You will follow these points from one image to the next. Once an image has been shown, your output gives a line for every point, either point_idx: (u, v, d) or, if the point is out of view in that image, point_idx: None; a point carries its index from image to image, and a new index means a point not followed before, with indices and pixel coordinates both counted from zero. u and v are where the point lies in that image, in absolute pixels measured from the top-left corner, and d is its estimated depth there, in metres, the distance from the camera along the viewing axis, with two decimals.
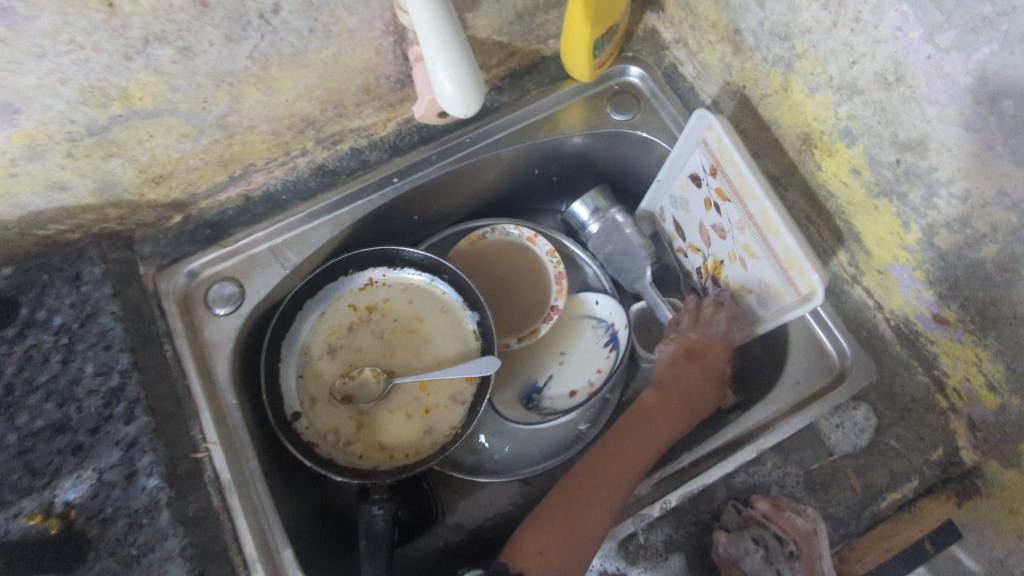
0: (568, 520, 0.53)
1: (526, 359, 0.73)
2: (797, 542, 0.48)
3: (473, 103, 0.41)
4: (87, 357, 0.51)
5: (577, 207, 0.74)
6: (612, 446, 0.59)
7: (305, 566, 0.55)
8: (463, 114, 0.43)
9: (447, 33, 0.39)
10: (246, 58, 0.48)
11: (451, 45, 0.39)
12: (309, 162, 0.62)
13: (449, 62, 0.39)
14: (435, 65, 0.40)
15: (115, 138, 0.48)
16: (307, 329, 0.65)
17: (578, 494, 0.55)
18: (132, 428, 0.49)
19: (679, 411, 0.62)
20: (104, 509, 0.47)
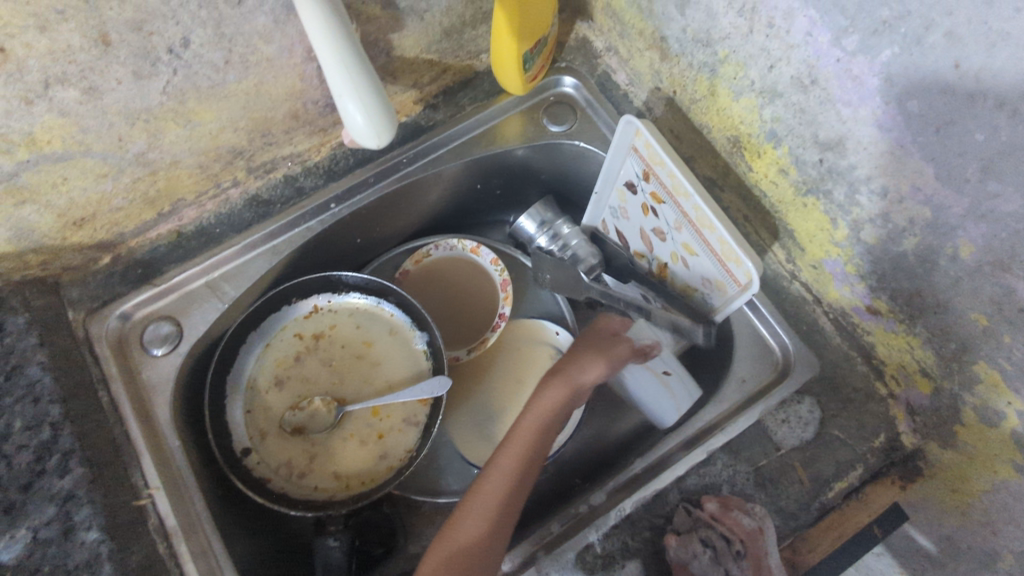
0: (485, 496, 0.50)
1: (483, 375, 0.72)
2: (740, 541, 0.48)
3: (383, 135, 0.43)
4: (14, 412, 0.48)
5: (524, 222, 0.74)
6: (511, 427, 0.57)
7: None
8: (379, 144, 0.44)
9: (352, 63, 0.40)
10: (159, 94, 0.47)
11: (357, 77, 0.40)
12: (242, 193, 0.61)
13: (354, 96, 0.40)
14: (345, 100, 0.41)
15: (26, 183, 0.47)
16: (253, 362, 0.63)
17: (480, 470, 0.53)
18: (67, 481, 0.47)
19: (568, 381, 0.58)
20: (41, 568, 0.43)
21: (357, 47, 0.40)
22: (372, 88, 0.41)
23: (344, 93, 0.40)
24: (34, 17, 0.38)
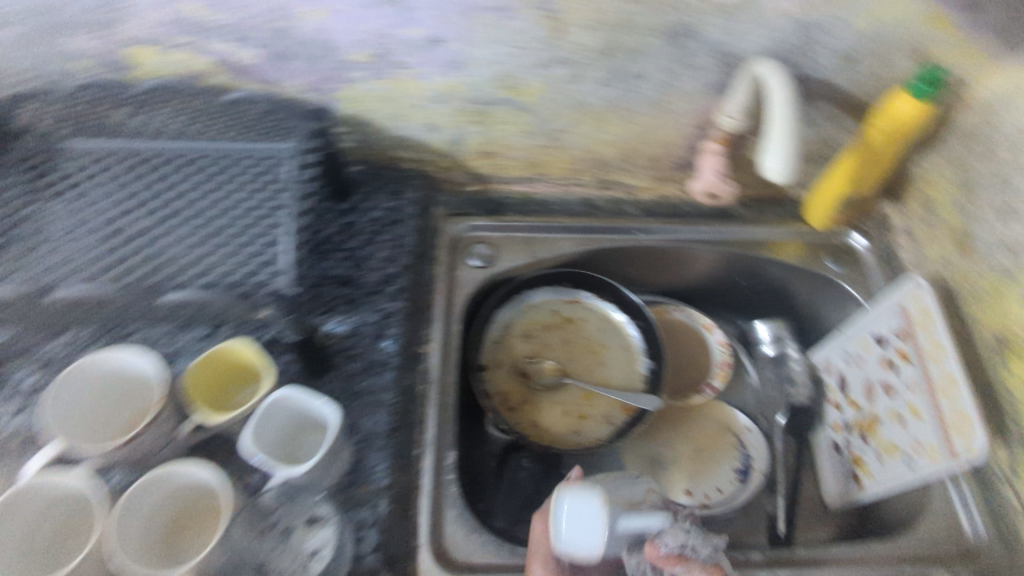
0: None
1: (674, 422, 0.81)
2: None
3: (786, 176, 0.60)
4: (383, 245, 0.69)
5: (760, 327, 0.88)
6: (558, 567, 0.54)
7: (460, 475, 0.64)
8: (782, 181, 0.60)
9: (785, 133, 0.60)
10: (603, 99, 0.68)
11: (788, 143, 0.59)
12: (582, 193, 0.81)
13: (781, 152, 0.59)
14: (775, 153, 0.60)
15: (490, 112, 0.68)
16: (517, 310, 0.78)
17: None
18: (391, 306, 0.65)
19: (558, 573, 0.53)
20: (351, 349, 0.62)
21: (794, 128, 0.60)
22: (793, 154, 0.60)
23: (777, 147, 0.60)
24: (590, 22, 0.59)
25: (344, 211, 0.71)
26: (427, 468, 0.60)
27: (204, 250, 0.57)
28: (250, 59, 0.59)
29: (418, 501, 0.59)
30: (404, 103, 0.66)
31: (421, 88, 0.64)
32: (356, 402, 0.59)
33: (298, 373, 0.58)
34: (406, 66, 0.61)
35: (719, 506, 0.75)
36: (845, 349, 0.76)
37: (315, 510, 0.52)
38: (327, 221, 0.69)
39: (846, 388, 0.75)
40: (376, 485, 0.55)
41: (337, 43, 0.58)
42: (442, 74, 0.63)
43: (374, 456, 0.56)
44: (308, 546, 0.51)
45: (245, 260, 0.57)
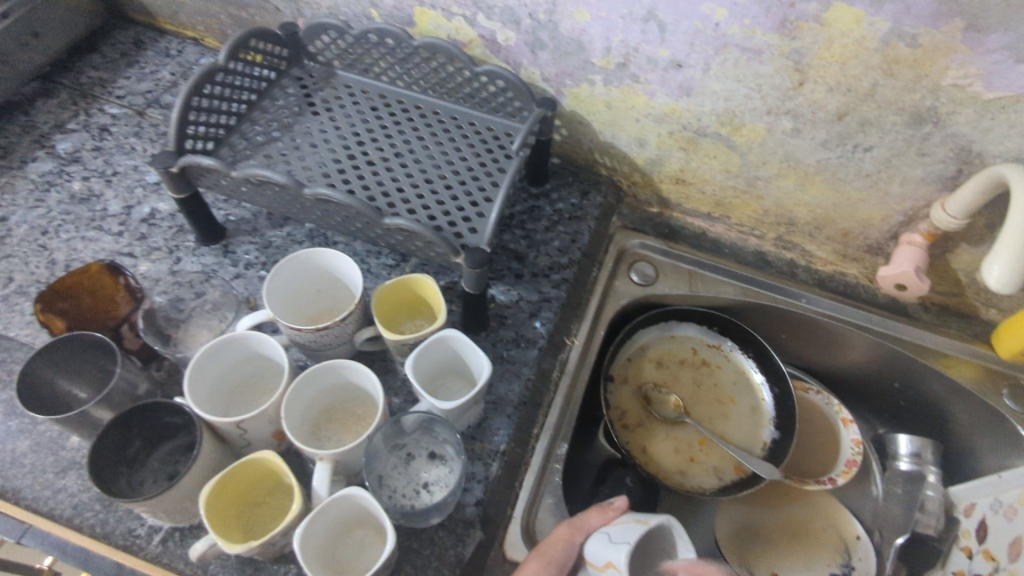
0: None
1: (781, 501, 0.78)
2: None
3: (1005, 284, 0.55)
4: (560, 236, 0.74)
5: (901, 439, 0.78)
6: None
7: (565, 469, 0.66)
8: (999, 288, 0.56)
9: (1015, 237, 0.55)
10: (816, 160, 0.68)
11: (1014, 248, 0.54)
12: (757, 246, 0.80)
13: (1004, 257, 0.55)
14: (996, 256, 0.55)
15: (700, 143, 0.71)
16: (658, 337, 0.79)
17: None
18: (551, 292, 0.69)
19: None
20: (506, 318, 0.66)
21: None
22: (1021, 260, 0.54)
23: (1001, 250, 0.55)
24: (832, 84, 0.60)
25: (536, 197, 0.77)
26: (540, 448, 0.62)
27: (427, 186, 0.63)
28: (508, 41, 0.68)
29: (523, 476, 0.61)
30: (624, 113, 0.71)
31: (645, 104, 0.69)
32: (498, 365, 0.63)
33: (459, 324, 0.64)
34: (640, 80, 0.67)
35: None
36: (1003, 493, 0.67)
37: (438, 447, 0.56)
38: (519, 203, 0.77)
39: (985, 536, 0.66)
40: (494, 446, 0.58)
41: (590, 46, 0.65)
42: (670, 97, 0.67)
43: (497, 421, 0.60)
44: (423, 477, 0.54)
45: (459, 202, 0.62)
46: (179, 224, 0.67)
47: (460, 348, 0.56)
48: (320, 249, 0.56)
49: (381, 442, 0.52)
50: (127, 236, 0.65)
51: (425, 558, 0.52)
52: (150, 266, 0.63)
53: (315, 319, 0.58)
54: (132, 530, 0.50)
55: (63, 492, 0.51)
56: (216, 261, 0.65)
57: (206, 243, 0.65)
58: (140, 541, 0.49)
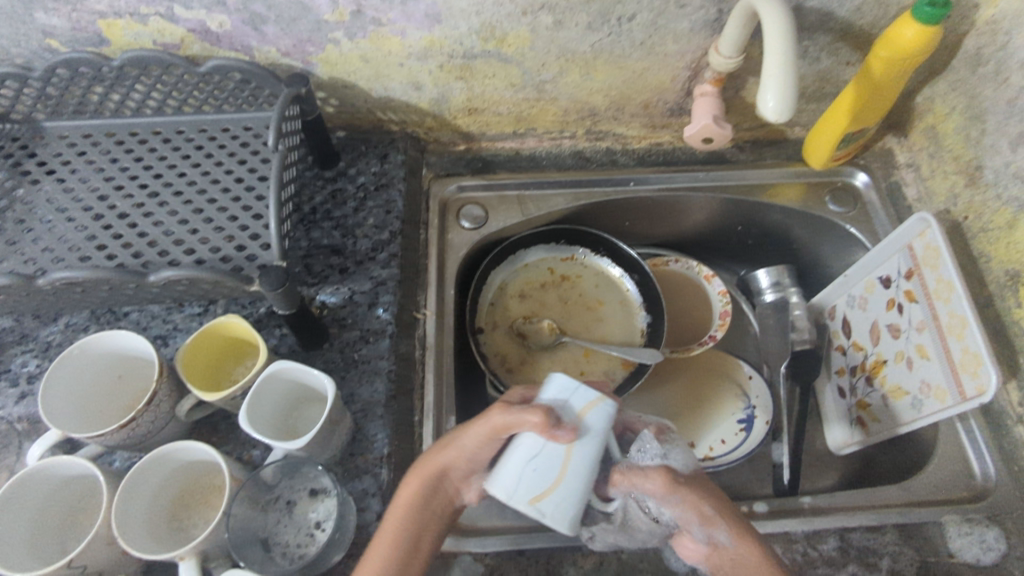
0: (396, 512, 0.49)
1: (678, 373, 0.81)
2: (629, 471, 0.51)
3: (777, 114, 0.54)
4: (372, 211, 0.69)
5: (761, 274, 0.83)
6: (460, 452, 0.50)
7: None
8: (774, 119, 0.55)
9: (772, 60, 0.54)
10: (589, 44, 0.65)
11: (772, 74, 0.54)
12: (572, 145, 0.79)
13: (768, 83, 0.54)
14: (764, 88, 0.55)
15: (473, 66, 0.67)
16: (512, 270, 0.77)
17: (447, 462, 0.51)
18: (383, 273, 0.65)
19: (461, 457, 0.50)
20: (344, 319, 0.62)
21: (772, 60, 0.54)
22: (786, 82, 0.54)
23: (764, 82, 0.55)
24: None
25: (331, 179, 0.71)
26: (428, 431, 0.60)
27: (196, 218, 0.55)
28: (223, 26, 0.59)
29: None
30: (385, 62, 0.65)
31: (401, 45, 0.63)
32: (352, 371, 0.59)
33: (293, 344, 0.59)
34: (383, 23, 0.61)
35: (744, 452, 0.73)
36: (866, 284, 0.71)
37: (317, 482, 0.51)
38: (317, 192, 0.70)
39: (872, 324, 0.70)
40: (377, 454, 0.55)
41: (312, 3, 0.58)
42: (421, 29, 0.62)
43: (371, 427, 0.56)
44: (313, 517, 0.50)
45: (240, 222, 0.55)
46: None
47: (300, 389, 0.53)
48: (85, 341, 0.48)
49: (249, 509, 0.48)
50: None
51: None
52: None
53: (132, 403, 0.50)
54: None
55: None
56: None
57: None
58: None
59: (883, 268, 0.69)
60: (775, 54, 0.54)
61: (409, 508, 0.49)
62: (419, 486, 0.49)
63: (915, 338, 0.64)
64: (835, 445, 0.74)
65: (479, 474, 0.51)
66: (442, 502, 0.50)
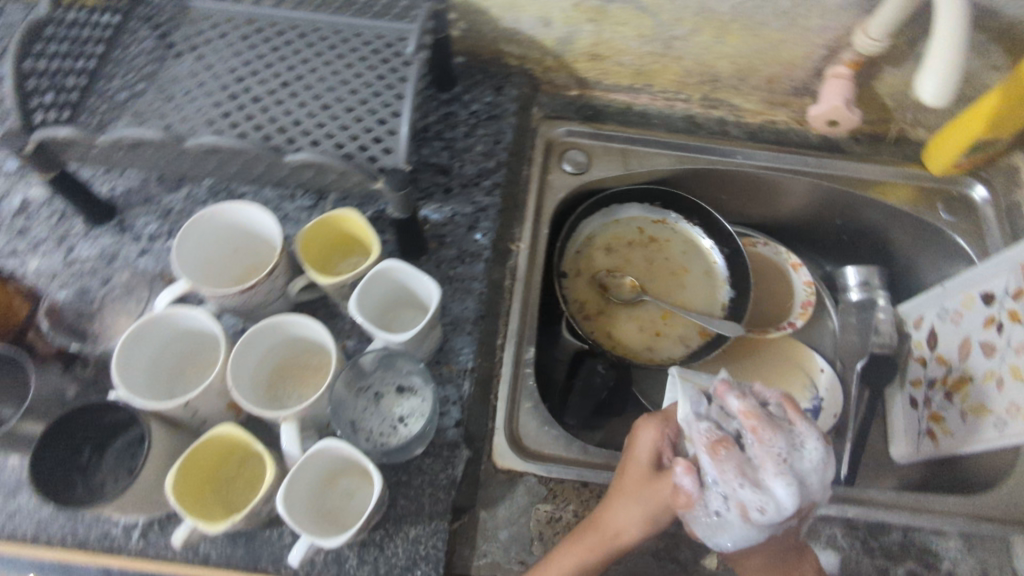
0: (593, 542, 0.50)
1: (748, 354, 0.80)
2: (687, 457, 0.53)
3: (934, 98, 0.53)
4: (481, 139, 0.70)
5: (848, 272, 0.83)
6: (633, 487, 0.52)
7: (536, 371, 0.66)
8: (929, 103, 0.54)
9: (942, 42, 0.53)
10: (730, 6, 0.63)
11: (939, 56, 0.52)
12: (684, 109, 0.78)
13: (931, 66, 0.53)
14: (926, 70, 0.53)
15: (608, 11, 0.66)
16: (602, 223, 0.77)
17: (631, 487, 0.52)
18: (486, 200, 0.66)
19: (642, 503, 0.51)
20: (443, 236, 0.63)
21: (942, 42, 0.53)
22: (950, 66, 0.52)
23: (927, 64, 0.53)
24: None
25: (446, 102, 0.72)
26: (506, 357, 0.62)
27: (325, 112, 0.57)
28: None
29: (496, 388, 0.60)
30: None
31: None
32: (447, 286, 0.60)
33: (395, 250, 0.61)
34: None
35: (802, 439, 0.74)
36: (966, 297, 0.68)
37: (406, 379, 0.54)
38: (431, 112, 0.71)
39: (964, 341, 0.68)
40: (461, 366, 0.56)
41: None
42: None
43: (459, 340, 0.58)
44: (397, 411, 0.53)
45: (366, 123, 0.56)
46: (63, 209, 0.59)
47: (417, 300, 0.55)
48: (211, 212, 0.50)
49: (344, 389, 0.50)
50: (6, 234, 0.58)
51: (417, 488, 0.52)
52: (41, 261, 0.57)
53: (253, 269, 0.53)
54: (108, 531, 0.48)
55: (19, 513, 0.49)
56: (115, 240, 0.58)
57: (99, 223, 0.59)
58: (119, 541, 0.48)
59: (988, 282, 0.66)
60: (945, 36, 0.52)
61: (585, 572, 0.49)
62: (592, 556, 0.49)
63: (1013, 359, 0.62)
64: (899, 450, 0.73)
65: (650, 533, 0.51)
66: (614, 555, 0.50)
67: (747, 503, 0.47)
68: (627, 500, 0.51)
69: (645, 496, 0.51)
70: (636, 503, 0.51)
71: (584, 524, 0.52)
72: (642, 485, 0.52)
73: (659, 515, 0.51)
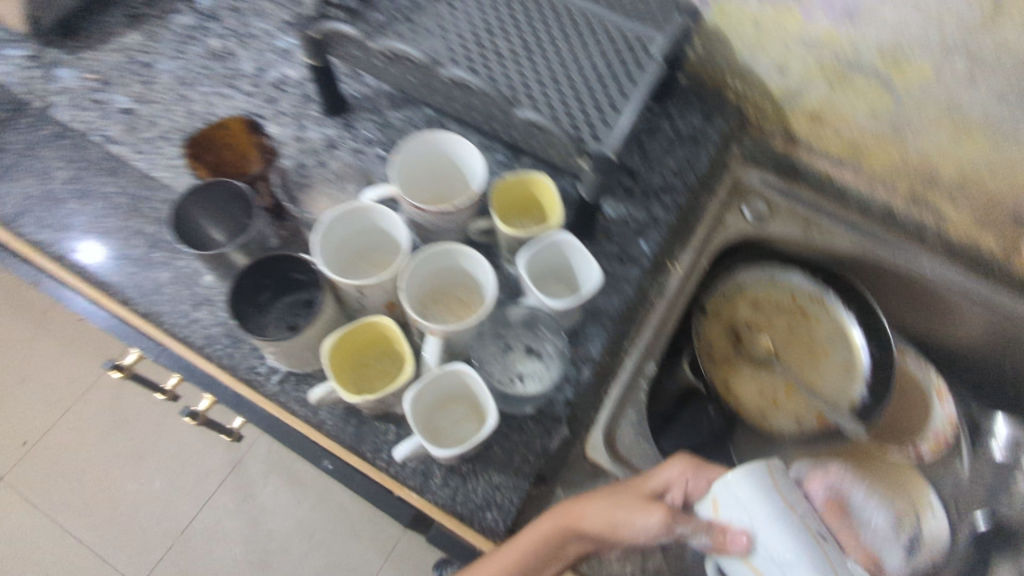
0: (553, 526, 0.49)
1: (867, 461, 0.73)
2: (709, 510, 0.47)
3: None
4: (677, 157, 0.71)
5: (1000, 423, 0.77)
6: (619, 495, 0.50)
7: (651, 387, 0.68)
8: None
9: None
10: (986, 110, 0.59)
11: None
12: (885, 198, 0.75)
13: None
14: None
15: (851, 78, 0.64)
16: (757, 278, 0.76)
17: (617, 494, 0.50)
18: (662, 214, 0.67)
19: (617, 508, 0.49)
20: (610, 231, 0.65)
21: None
22: None
23: None
24: None
25: (654, 112, 0.74)
26: (628, 363, 0.63)
27: (553, 84, 0.60)
28: None
29: (608, 386, 0.62)
30: (773, 34, 0.65)
31: (799, 25, 0.62)
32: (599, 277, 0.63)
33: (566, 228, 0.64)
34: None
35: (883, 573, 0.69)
36: None
37: (537, 344, 0.57)
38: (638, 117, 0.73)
39: None
40: (586, 353, 0.59)
41: None
42: (832, 16, 0.60)
43: (594, 329, 0.60)
44: (519, 368, 0.56)
45: (586, 105, 0.59)
46: (307, 93, 0.67)
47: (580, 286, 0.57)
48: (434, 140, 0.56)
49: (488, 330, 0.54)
50: (257, 97, 0.67)
51: (511, 443, 0.54)
52: (278, 129, 0.65)
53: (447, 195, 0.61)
54: (254, 366, 0.54)
55: (196, 323, 0.55)
56: (338, 133, 0.66)
57: (331, 115, 0.66)
58: (260, 377, 0.53)
59: None
60: None
61: (537, 549, 0.48)
62: (560, 533, 0.48)
63: None
64: None
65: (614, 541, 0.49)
66: (565, 553, 0.49)
67: (826, 546, 0.44)
68: (605, 504, 0.49)
69: (625, 508, 0.49)
70: (627, 516, 0.48)
71: (573, 503, 0.50)
72: (626, 494, 0.50)
73: (626, 527, 0.48)
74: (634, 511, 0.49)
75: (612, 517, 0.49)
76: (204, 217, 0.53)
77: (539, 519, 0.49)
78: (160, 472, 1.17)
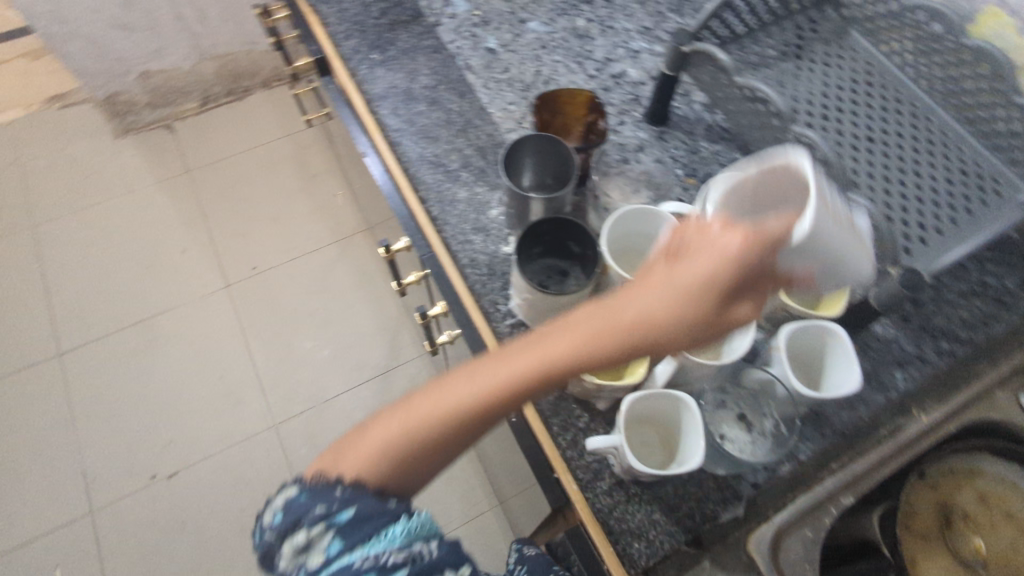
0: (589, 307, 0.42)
1: None
2: (782, 264, 0.42)
3: None
4: (975, 308, 0.63)
5: None
6: (686, 266, 0.40)
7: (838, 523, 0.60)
8: None
9: None
10: None
11: None
12: None
13: None
14: None
15: None
16: (999, 473, 0.64)
17: (684, 280, 0.40)
18: (932, 357, 0.61)
19: (675, 295, 0.40)
20: (869, 348, 0.61)
21: None
22: None
23: None
24: None
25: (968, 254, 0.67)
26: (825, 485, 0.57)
27: (882, 189, 0.59)
28: None
29: (796, 495, 0.56)
30: None
31: None
32: None
33: None
34: None
35: None
36: None
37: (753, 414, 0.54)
38: None
39: None
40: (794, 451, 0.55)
41: None
42: None
43: (809, 431, 0.56)
44: (725, 428, 0.53)
45: (910, 219, 0.57)
46: (638, 96, 0.72)
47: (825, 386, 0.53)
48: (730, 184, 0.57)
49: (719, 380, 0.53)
50: (596, 82, 0.72)
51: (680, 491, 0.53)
52: None
53: None
54: (495, 303, 0.59)
55: (469, 245, 0.62)
56: (649, 140, 0.69)
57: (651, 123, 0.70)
58: (496, 314, 0.59)
59: None
60: None
61: (555, 364, 0.41)
62: (572, 360, 0.41)
63: None
64: None
65: (634, 330, 0.40)
66: (585, 359, 0.41)
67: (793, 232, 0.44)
68: (660, 276, 0.41)
69: (684, 282, 0.40)
70: (663, 309, 0.40)
71: (601, 303, 0.42)
72: (701, 255, 0.40)
73: (672, 286, 0.40)
74: (691, 276, 0.40)
75: (656, 306, 0.40)
76: (527, 156, 0.58)
77: (552, 327, 0.43)
78: (333, 343, 1.32)
